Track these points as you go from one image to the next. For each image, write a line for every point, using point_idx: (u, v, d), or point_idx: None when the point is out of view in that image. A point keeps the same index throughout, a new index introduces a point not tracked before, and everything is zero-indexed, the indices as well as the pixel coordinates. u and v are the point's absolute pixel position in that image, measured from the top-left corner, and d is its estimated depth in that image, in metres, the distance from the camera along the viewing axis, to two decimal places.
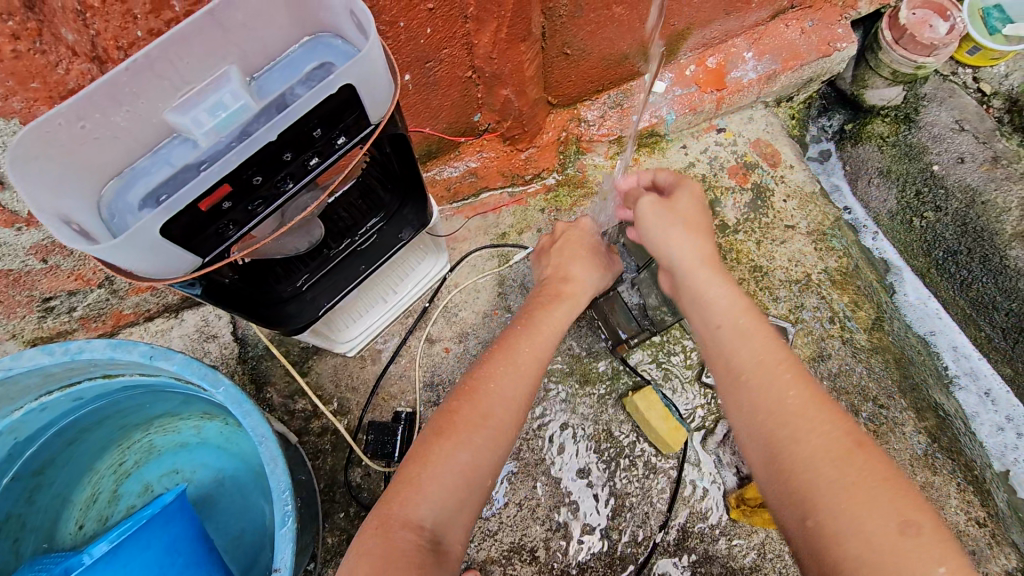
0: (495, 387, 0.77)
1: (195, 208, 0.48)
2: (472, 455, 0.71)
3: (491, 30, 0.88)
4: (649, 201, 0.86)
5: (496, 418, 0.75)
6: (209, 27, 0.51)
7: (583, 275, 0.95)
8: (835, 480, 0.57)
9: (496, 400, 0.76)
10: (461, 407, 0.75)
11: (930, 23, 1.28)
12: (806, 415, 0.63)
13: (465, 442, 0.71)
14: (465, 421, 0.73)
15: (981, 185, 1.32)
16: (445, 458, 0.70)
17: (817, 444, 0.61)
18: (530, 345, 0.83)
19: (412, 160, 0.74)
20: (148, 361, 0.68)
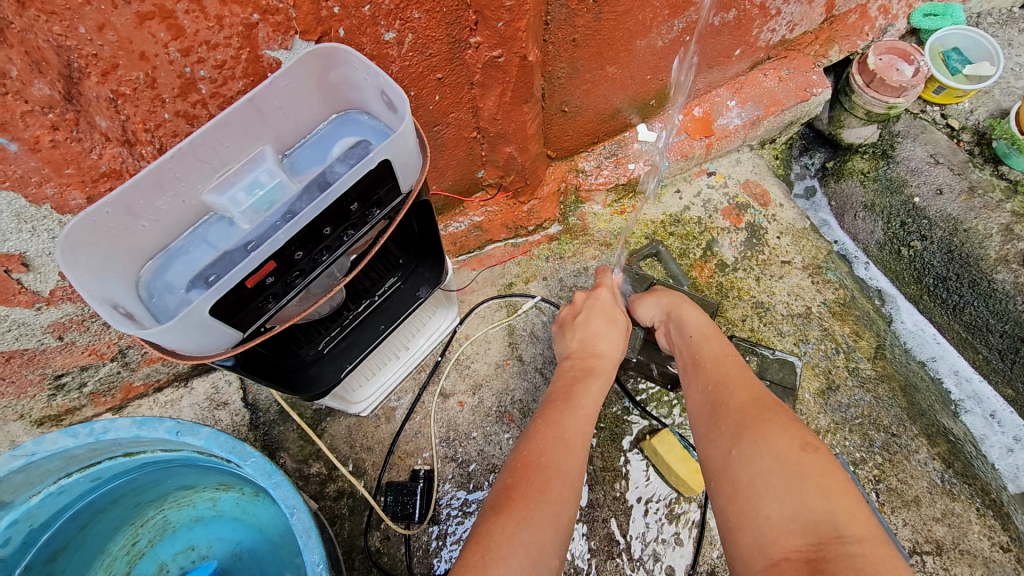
0: (551, 462, 0.78)
1: (241, 286, 0.49)
2: (533, 534, 0.69)
3: (496, 94, 0.93)
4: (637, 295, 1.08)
5: (561, 499, 0.75)
6: (248, 112, 0.54)
7: (616, 346, 0.98)
8: (751, 417, 0.71)
9: (554, 476, 0.77)
10: (519, 483, 0.75)
11: (896, 67, 1.35)
12: (739, 382, 0.78)
13: (527, 523, 0.70)
14: (529, 502, 0.73)
15: (961, 215, 1.36)
16: (516, 544, 0.68)
17: (743, 399, 0.74)
18: (576, 419, 0.86)
19: (432, 221, 0.75)
20: (174, 437, 0.67)
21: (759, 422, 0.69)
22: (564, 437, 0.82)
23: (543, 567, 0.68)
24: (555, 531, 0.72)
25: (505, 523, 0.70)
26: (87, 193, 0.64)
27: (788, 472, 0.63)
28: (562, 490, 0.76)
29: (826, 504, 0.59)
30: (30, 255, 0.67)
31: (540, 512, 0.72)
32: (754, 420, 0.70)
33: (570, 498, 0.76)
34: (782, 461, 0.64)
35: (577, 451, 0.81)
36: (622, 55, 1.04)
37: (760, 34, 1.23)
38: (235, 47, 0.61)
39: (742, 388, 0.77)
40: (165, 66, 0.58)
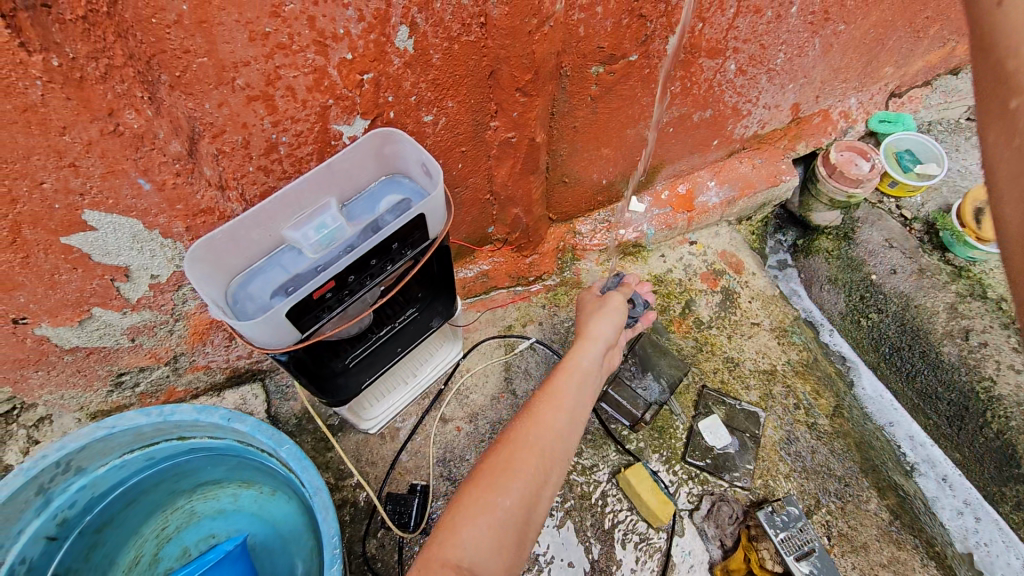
0: (520, 437, 0.87)
1: (310, 297, 0.67)
2: (497, 499, 0.80)
3: (508, 165, 1.13)
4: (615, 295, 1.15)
5: (527, 467, 0.84)
6: (324, 173, 0.74)
7: (602, 328, 1.08)
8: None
9: (520, 448, 0.86)
10: (492, 456, 0.86)
11: (855, 162, 1.58)
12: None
13: (493, 488, 0.81)
14: (497, 471, 0.83)
15: (912, 292, 1.54)
16: (479, 505, 0.79)
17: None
18: (551, 398, 0.93)
19: (449, 261, 0.93)
20: (225, 423, 0.83)
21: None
22: (533, 413, 0.91)
23: (508, 533, 0.79)
24: (530, 495, 0.83)
25: (472, 492, 0.81)
26: (186, 224, 0.83)
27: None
28: (528, 457, 0.85)
29: None
30: (132, 269, 0.85)
31: (502, 479, 0.82)
32: None
33: (540, 468, 0.85)
34: None
35: (550, 422, 0.90)
36: (615, 140, 1.25)
37: (735, 129, 1.45)
38: (312, 122, 0.81)
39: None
40: (259, 133, 0.78)
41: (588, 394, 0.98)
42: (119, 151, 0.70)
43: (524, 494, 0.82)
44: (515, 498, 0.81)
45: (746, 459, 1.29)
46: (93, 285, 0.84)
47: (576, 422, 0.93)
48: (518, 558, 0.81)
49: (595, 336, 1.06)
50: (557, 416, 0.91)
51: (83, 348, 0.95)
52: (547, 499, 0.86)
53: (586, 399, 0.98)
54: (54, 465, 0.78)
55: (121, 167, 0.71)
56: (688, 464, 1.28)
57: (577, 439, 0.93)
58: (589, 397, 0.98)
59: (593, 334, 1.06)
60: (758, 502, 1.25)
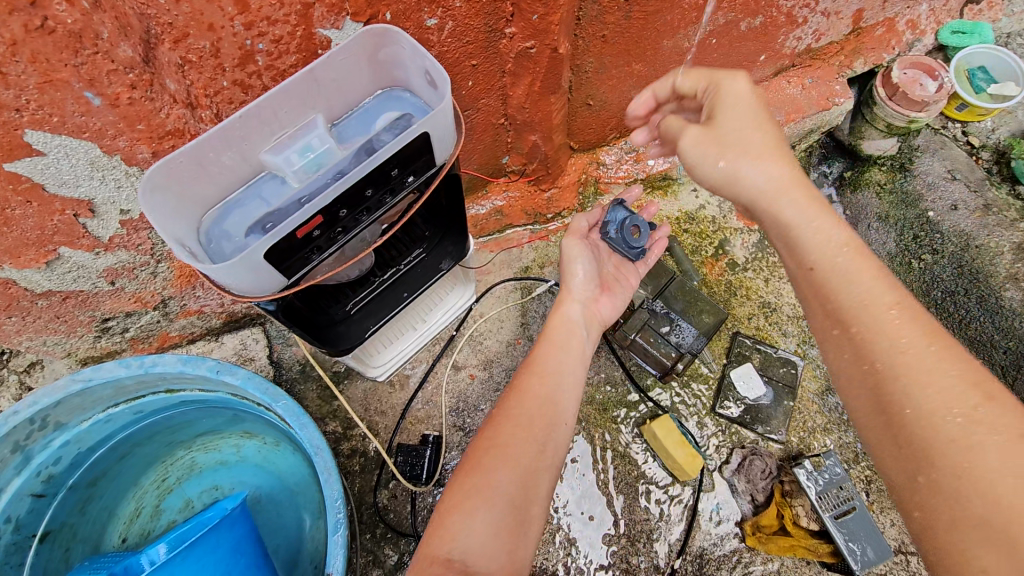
0: (506, 410, 0.79)
1: (293, 236, 0.55)
2: (485, 479, 0.71)
3: (525, 83, 0.98)
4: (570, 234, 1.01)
5: (514, 440, 0.75)
6: (307, 83, 0.60)
7: (575, 282, 0.99)
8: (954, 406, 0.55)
9: (505, 421, 0.77)
10: (479, 437, 0.77)
11: (921, 82, 1.37)
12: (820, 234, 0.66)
13: (478, 468, 0.72)
14: (482, 450, 0.75)
15: (974, 231, 1.40)
16: (469, 491, 0.71)
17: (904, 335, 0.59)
18: (533, 366, 0.85)
19: (459, 193, 0.80)
20: (214, 376, 0.74)
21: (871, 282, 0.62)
22: (516, 386, 0.83)
23: (505, 513, 0.70)
24: (526, 469, 0.73)
25: (458, 480, 0.73)
26: (152, 148, 0.71)
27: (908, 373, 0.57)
28: (516, 430, 0.76)
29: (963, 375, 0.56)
30: (97, 203, 0.74)
31: (490, 459, 0.73)
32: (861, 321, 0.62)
33: (529, 437, 0.76)
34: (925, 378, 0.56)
35: (534, 390, 0.81)
36: (649, 54, 1.08)
37: (786, 41, 1.26)
38: (293, 24, 0.67)
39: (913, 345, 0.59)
40: (229, 38, 0.64)
41: (575, 351, 0.89)
42: (54, 54, 0.57)
43: (516, 468, 0.73)
44: (505, 473, 0.72)
45: (781, 411, 1.20)
46: (54, 221, 0.74)
47: (566, 383, 0.84)
48: (526, 536, 0.71)
49: (567, 293, 0.98)
50: (541, 383, 0.82)
51: (57, 291, 0.86)
52: (551, 471, 0.76)
53: (577, 357, 0.88)
54: (28, 422, 0.71)
55: (61, 76, 0.59)
56: (718, 415, 1.20)
57: (574, 403, 0.84)
58: (577, 355, 0.88)
59: (566, 290, 0.99)
60: (793, 456, 1.18)
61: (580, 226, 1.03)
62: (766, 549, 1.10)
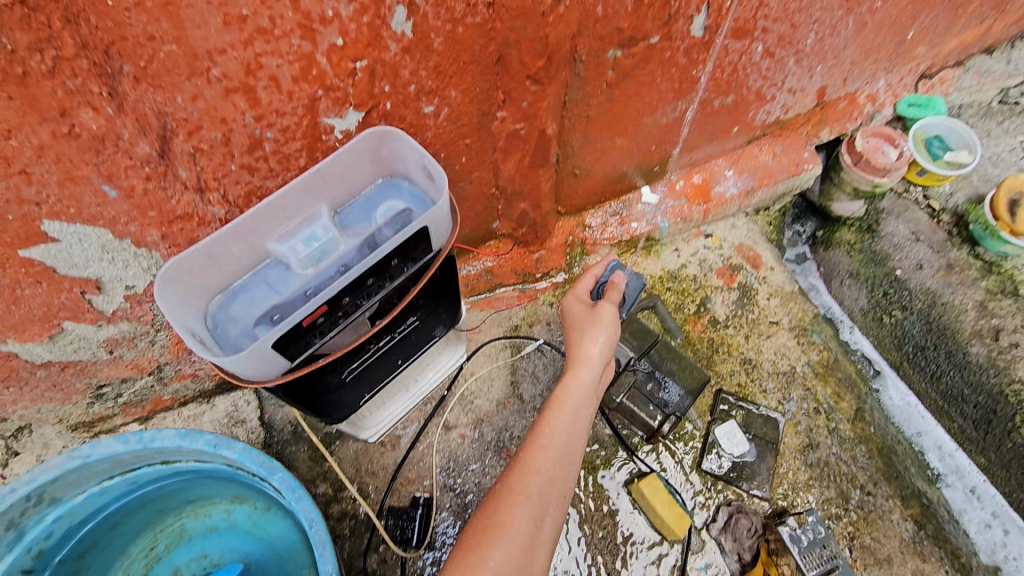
0: (507, 488, 0.81)
1: (299, 325, 0.59)
2: (483, 561, 0.74)
3: (515, 158, 1.04)
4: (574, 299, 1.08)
5: (512, 521, 0.78)
6: (314, 178, 0.65)
7: (598, 349, 0.99)
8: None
9: (506, 500, 0.80)
10: (479, 514, 0.80)
11: (882, 150, 1.48)
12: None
13: (476, 548, 0.75)
14: (481, 529, 0.78)
15: (939, 289, 1.47)
16: (464, 571, 0.73)
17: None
18: (538, 439, 0.87)
19: (452, 266, 0.85)
20: (212, 449, 0.76)
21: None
22: (520, 459, 0.85)
23: None
24: (522, 550, 0.76)
25: (457, 557, 0.75)
26: (161, 231, 0.75)
27: None
28: (515, 509, 0.79)
29: None
30: (104, 281, 0.77)
31: (488, 539, 0.76)
32: None
33: (525, 520, 0.79)
34: None
35: (538, 466, 0.84)
36: (630, 129, 1.16)
37: (757, 114, 1.35)
38: (299, 115, 0.72)
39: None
40: (240, 129, 0.69)
41: (583, 423, 0.92)
42: (78, 155, 0.61)
43: (512, 552, 0.75)
44: (501, 556, 0.74)
45: (765, 467, 1.23)
46: (61, 299, 0.76)
47: (571, 458, 0.88)
48: None
49: (589, 359, 0.98)
50: (546, 458, 0.85)
51: (56, 362, 0.87)
52: (544, 548, 0.80)
53: (583, 429, 0.92)
54: (24, 499, 0.71)
55: (81, 172, 0.63)
56: (704, 471, 1.22)
57: (572, 477, 0.88)
58: (584, 428, 0.91)
59: (583, 355, 0.99)
60: (777, 513, 1.20)
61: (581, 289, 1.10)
62: None
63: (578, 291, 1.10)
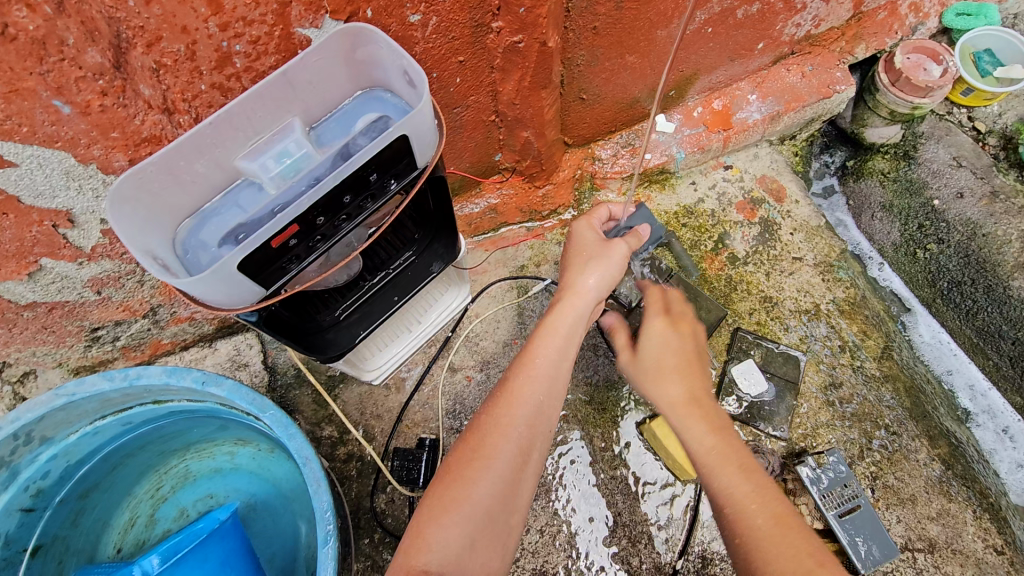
0: (491, 416, 0.77)
1: (267, 245, 0.54)
2: (467, 492, 0.71)
3: (515, 79, 0.96)
4: (582, 225, 0.94)
5: (496, 453, 0.74)
6: (279, 84, 0.58)
7: (596, 283, 0.86)
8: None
9: (489, 429, 0.76)
10: (463, 444, 0.76)
11: (924, 67, 1.33)
12: (734, 503, 0.76)
13: (459, 479, 0.72)
14: (465, 459, 0.74)
15: (981, 219, 1.36)
16: (446, 505, 0.70)
17: (785, 568, 0.68)
18: (525, 370, 0.80)
19: (446, 195, 0.79)
20: (199, 387, 0.73)
21: (729, 486, 0.77)
22: (506, 387, 0.79)
23: (485, 529, 0.70)
24: (507, 483, 0.73)
25: (440, 489, 0.72)
26: (129, 156, 0.69)
27: None
28: (497, 442, 0.74)
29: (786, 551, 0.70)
30: (76, 212, 0.73)
31: (470, 471, 0.73)
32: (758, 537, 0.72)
33: (510, 454, 0.74)
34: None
35: (522, 397, 0.78)
36: (642, 45, 1.06)
37: (785, 28, 1.23)
38: (270, 24, 0.64)
39: (779, 554, 0.69)
40: (204, 40, 0.62)
41: (572, 354, 0.83)
42: (19, 62, 0.55)
43: (497, 484, 0.72)
44: (485, 487, 0.72)
45: (784, 408, 1.18)
46: (32, 232, 0.72)
47: (558, 388, 0.80)
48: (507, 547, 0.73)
49: (583, 291, 0.86)
50: (535, 392, 0.78)
51: (42, 302, 0.85)
52: (531, 478, 0.76)
53: (572, 359, 0.83)
54: (12, 437, 0.70)
55: (28, 85, 0.57)
56: (720, 412, 1.18)
57: (559, 406, 0.81)
58: (574, 359, 0.83)
59: (572, 287, 0.86)
60: (795, 454, 1.15)
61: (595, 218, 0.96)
62: None
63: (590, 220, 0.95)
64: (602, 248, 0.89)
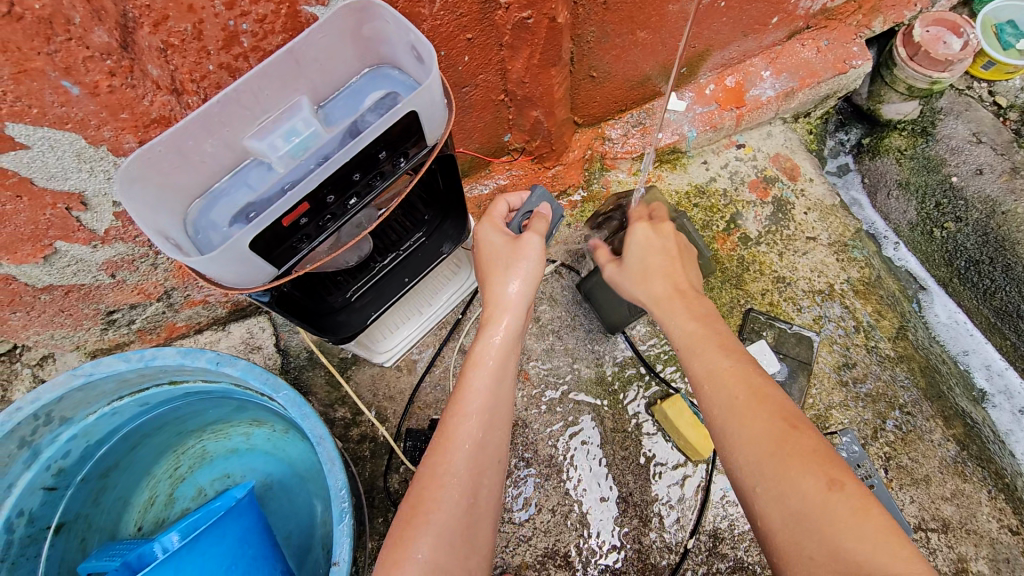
0: (430, 467, 0.76)
1: (278, 224, 0.54)
2: (418, 550, 0.70)
3: (524, 56, 0.94)
4: (484, 229, 0.90)
5: (440, 504, 0.73)
6: (287, 62, 0.58)
7: (514, 295, 0.87)
8: (854, 519, 0.60)
9: (429, 481, 0.75)
10: (404, 505, 0.75)
11: (944, 40, 1.30)
12: (710, 383, 0.77)
13: (407, 541, 0.71)
14: (410, 515, 0.73)
15: (1000, 196, 1.35)
16: (396, 568, 0.69)
17: (757, 432, 0.70)
18: (461, 413, 0.80)
19: (456, 174, 0.78)
20: (214, 367, 0.73)
21: (707, 367, 0.79)
22: (441, 434, 0.79)
23: None
24: (456, 531, 0.72)
25: (387, 555, 0.70)
26: (139, 138, 0.70)
27: (834, 523, 0.61)
28: (438, 492, 0.74)
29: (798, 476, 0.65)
30: (88, 195, 0.73)
31: (415, 527, 0.71)
32: (769, 462, 0.67)
33: (454, 500, 0.74)
34: (807, 513, 0.63)
35: (457, 439, 0.78)
36: (653, 20, 1.04)
37: (800, 2, 1.20)
38: (277, 2, 0.64)
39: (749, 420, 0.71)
40: (212, 19, 0.62)
41: (506, 379, 0.84)
42: (27, 42, 0.55)
43: (446, 534, 0.72)
44: (434, 541, 0.71)
45: (796, 388, 1.18)
46: (47, 215, 0.73)
47: (497, 419, 0.81)
48: None
49: (506, 304, 0.87)
50: (471, 429, 0.78)
51: (59, 285, 0.86)
52: (486, 521, 0.76)
53: (508, 384, 0.85)
54: (33, 417, 0.71)
55: (36, 65, 0.57)
56: None
57: (503, 437, 0.81)
58: (508, 383, 0.85)
59: (494, 308, 0.87)
60: None
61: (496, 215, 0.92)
62: None
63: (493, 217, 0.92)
64: (512, 249, 0.86)
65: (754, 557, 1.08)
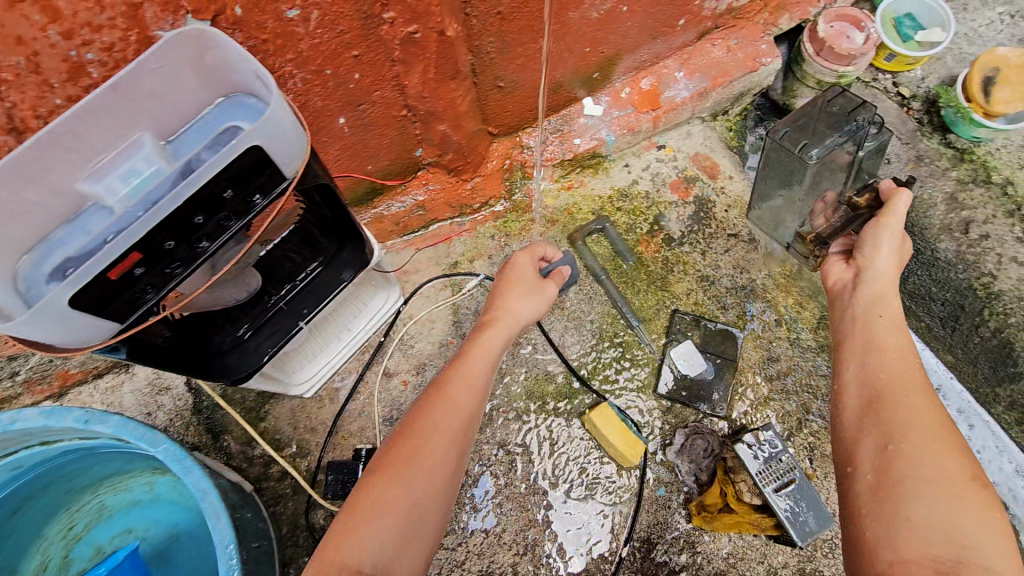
0: (422, 424, 0.78)
1: (105, 277, 0.54)
2: (398, 496, 0.71)
3: (419, 71, 0.91)
4: (521, 257, 0.97)
5: (429, 461, 0.75)
6: (115, 100, 0.56)
7: (524, 309, 0.91)
8: (978, 510, 0.60)
9: (422, 438, 0.76)
10: (389, 452, 0.76)
11: (847, 35, 1.33)
12: (900, 354, 0.78)
13: (390, 485, 0.72)
14: (398, 461, 0.74)
15: (909, 183, 1.39)
16: (377, 505, 0.70)
17: (922, 412, 0.70)
18: (459, 385, 0.82)
19: (342, 204, 0.75)
20: (82, 426, 0.70)
21: (901, 345, 0.80)
22: (437, 396, 0.81)
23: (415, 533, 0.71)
24: (437, 487, 0.75)
25: (370, 490, 0.72)
26: None
27: (954, 497, 0.61)
28: (430, 449, 0.76)
29: (943, 456, 0.65)
30: None
31: (402, 474, 0.73)
32: (921, 432, 0.67)
33: (444, 461, 0.76)
34: (947, 483, 0.62)
35: (454, 407, 0.80)
36: (556, 27, 1.02)
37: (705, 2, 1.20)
38: (122, 29, 0.60)
39: (919, 400, 0.71)
40: (47, 50, 0.58)
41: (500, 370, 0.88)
42: None
43: (429, 490, 0.74)
44: (417, 493, 0.73)
45: (723, 386, 1.19)
46: None
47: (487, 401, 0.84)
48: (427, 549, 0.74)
49: (517, 317, 0.90)
50: (467, 403, 0.81)
51: None
52: (457, 484, 0.79)
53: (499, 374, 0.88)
54: None
55: None
56: (660, 395, 1.18)
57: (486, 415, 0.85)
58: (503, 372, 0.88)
59: (509, 309, 0.90)
60: (736, 432, 1.15)
61: (534, 252, 0.99)
62: (713, 528, 1.07)
63: (527, 251, 0.98)
64: (538, 286, 0.93)
65: (691, 561, 1.08)
